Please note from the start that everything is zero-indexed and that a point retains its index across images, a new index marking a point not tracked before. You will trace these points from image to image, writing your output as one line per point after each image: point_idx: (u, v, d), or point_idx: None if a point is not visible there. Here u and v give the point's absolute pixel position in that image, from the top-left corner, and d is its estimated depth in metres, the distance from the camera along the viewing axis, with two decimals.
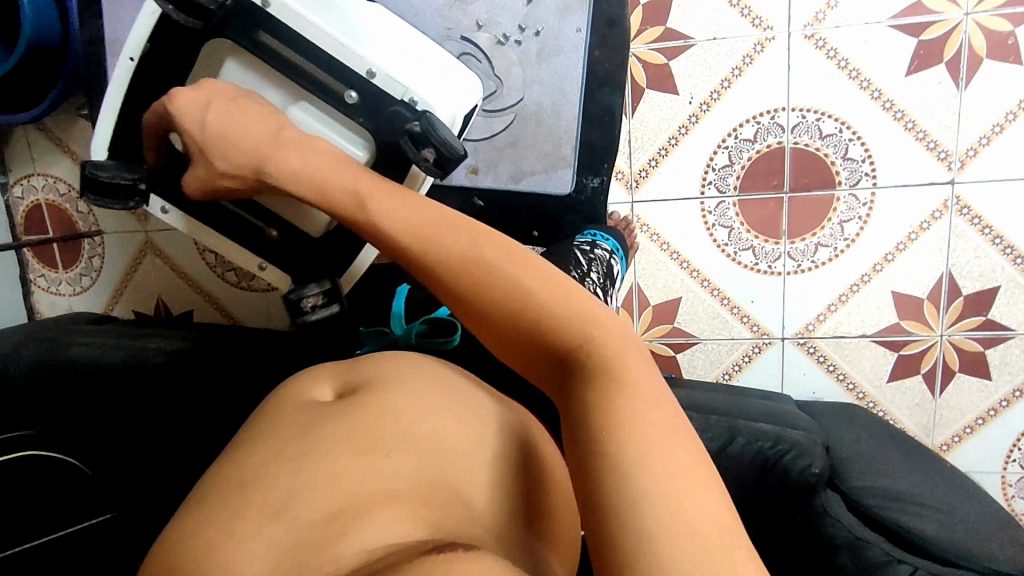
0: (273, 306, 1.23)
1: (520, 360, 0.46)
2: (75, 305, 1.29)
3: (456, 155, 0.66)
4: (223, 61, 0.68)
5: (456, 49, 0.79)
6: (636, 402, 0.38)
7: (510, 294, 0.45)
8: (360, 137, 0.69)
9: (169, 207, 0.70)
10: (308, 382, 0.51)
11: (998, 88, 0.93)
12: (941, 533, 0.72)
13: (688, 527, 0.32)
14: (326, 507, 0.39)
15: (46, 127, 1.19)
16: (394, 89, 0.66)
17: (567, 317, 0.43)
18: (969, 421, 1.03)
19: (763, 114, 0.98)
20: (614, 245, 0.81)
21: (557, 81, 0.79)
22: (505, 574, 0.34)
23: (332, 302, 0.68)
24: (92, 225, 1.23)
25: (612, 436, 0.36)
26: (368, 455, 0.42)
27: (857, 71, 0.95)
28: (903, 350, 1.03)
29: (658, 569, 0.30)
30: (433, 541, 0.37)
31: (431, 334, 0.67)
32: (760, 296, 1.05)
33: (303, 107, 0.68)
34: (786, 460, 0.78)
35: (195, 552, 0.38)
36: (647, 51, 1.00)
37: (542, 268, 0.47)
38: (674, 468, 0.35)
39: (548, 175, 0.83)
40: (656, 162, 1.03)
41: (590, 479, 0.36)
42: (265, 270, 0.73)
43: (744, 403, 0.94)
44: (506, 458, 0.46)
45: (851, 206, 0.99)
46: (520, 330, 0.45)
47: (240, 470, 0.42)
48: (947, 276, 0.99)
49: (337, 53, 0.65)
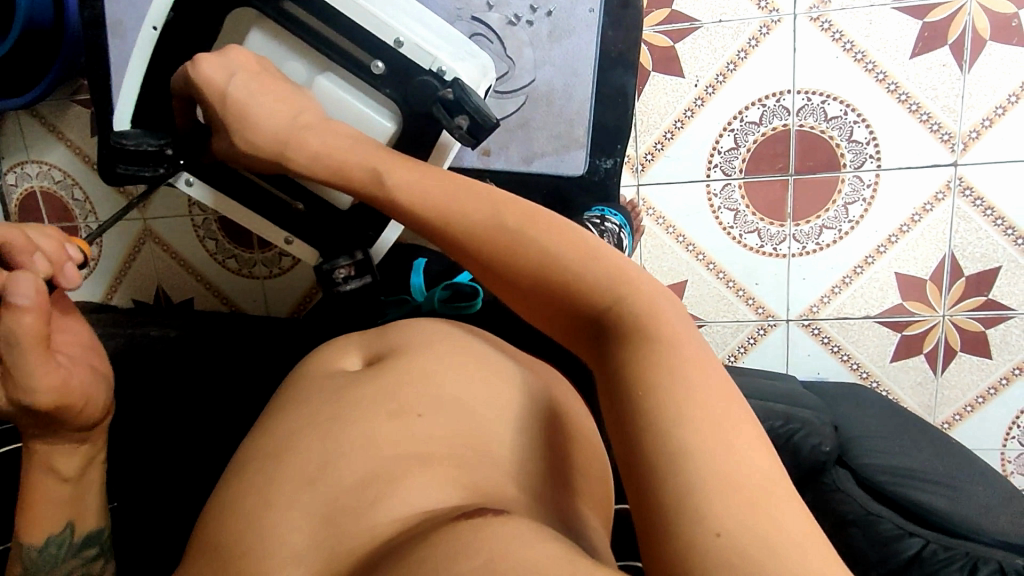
0: (274, 294, 1.22)
1: (551, 326, 0.46)
2: (73, 295, 1.27)
3: (490, 124, 0.66)
4: (248, 30, 0.67)
5: (468, 30, 0.79)
6: (672, 358, 0.38)
7: (539, 259, 0.45)
8: (387, 108, 0.68)
9: (195, 180, 0.69)
10: (334, 353, 0.50)
11: (1001, 71, 0.93)
12: (951, 508, 0.74)
13: (732, 480, 0.32)
14: (360, 477, 0.39)
15: (39, 113, 1.17)
16: (421, 57, 0.65)
17: (598, 278, 0.43)
18: (970, 400, 1.05)
19: (769, 96, 0.99)
20: (622, 221, 0.82)
21: (569, 62, 0.79)
22: (546, 538, 0.34)
23: (364, 274, 0.70)
24: (89, 213, 1.21)
25: (648, 394, 0.36)
26: (401, 418, 0.42)
27: (862, 53, 0.95)
28: (906, 331, 1.04)
29: (705, 521, 0.30)
30: (469, 506, 0.37)
31: (453, 300, 0.67)
32: (765, 278, 1.05)
33: (329, 77, 0.67)
34: (797, 437, 0.80)
35: (236, 530, 0.38)
36: (653, 34, 1.00)
37: (570, 230, 0.46)
38: (715, 422, 0.34)
39: (559, 157, 0.83)
40: (662, 146, 1.03)
41: (630, 438, 0.35)
42: (292, 245, 0.72)
43: (755, 382, 0.96)
44: (539, 420, 0.46)
45: (855, 187, 1.00)
46: (550, 296, 0.44)
47: (271, 444, 0.42)
48: (949, 257, 1.00)
49: (362, 21, 0.64)
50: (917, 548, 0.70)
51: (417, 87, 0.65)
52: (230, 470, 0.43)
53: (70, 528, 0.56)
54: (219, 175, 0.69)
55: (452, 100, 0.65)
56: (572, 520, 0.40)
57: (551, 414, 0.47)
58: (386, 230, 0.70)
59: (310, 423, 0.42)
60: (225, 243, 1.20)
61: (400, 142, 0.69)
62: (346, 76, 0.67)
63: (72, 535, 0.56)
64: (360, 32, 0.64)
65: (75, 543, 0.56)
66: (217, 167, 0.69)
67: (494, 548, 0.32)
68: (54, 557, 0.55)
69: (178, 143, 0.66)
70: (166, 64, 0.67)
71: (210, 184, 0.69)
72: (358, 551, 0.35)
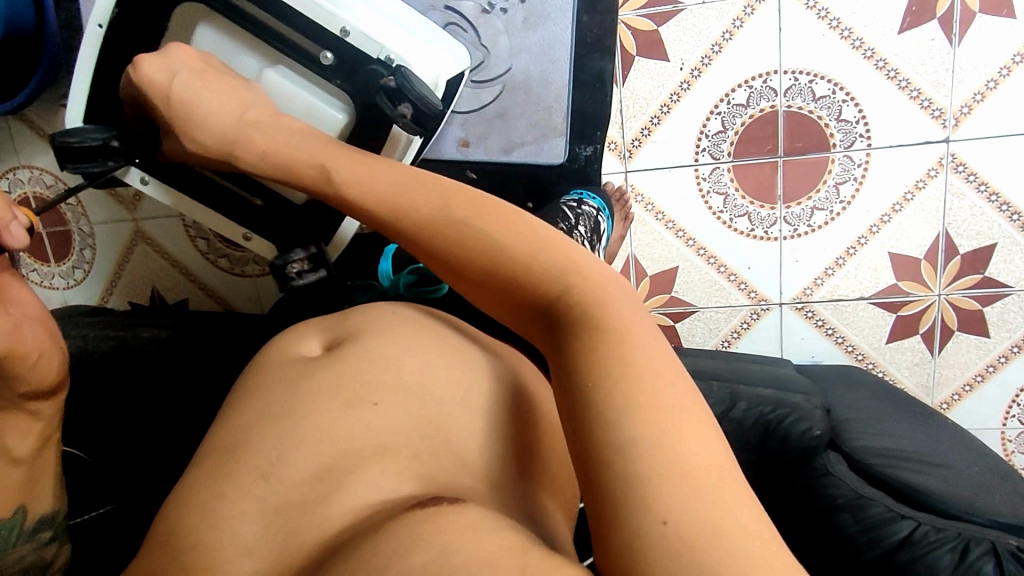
0: (267, 292, 1.22)
1: (508, 317, 0.45)
2: (69, 299, 1.28)
3: (435, 111, 0.65)
4: (196, 26, 0.67)
5: (442, 20, 0.78)
6: (625, 347, 0.37)
7: (490, 250, 0.44)
8: (338, 100, 0.67)
9: (149, 178, 0.70)
10: (296, 337, 0.50)
11: (992, 43, 0.91)
12: (943, 489, 0.73)
13: (680, 470, 0.32)
14: (314, 468, 0.39)
15: (28, 118, 1.18)
16: (367, 46, 0.64)
17: (552, 268, 0.42)
18: (969, 378, 1.03)
19: (755, 77, 0.97)
20: (601, 204, 0.79)
21: (545, 48, 0.78)
22: (497, 525, 0.34)
23: (319, 268, 0.68)
24: (82, 217, 1.22)
25: (601, 384, 0.36)
26: (362, 410, 0.41)
27: (848, 30, 0.94)
28: (901, 311, 1.03)
29: (650, 511, 0.31)
30: (423, 494, 0.37)
31: (420, 285, 0.66)
32: (757, 262, 1.04)
33: (280, 71, 0.67)
34: (787, 422, 0.81)
35: (189, 520, 0.38)
36: (635, 17, 0.98)
37: (525, 221, 0.46)
38: (667, 412, 0.35)
39: (539, 145, 0.83)
40: (649, 131, 1.01)
41: (582, 430, 0.35)
42: (251, 240, 0.73)
43: (744, 367, 0.95)
44: (499, 409, 0.46)
45: (846, 167, 0.98)
46: (505, 288, 0.44)
47: (232, 439, 0.42)
48: (944, 235, 0.99)
49: (319, 19, 0.63)
50: (909, 531, 0.69)
51: (367, 79, 0.65)
52: (191, 466, 0.43)
53: (21, 512, 0.55)
54: (174, 174, 0.69)
55: (395, 89, 0.64)
56: (534, 509, 0.40)
57: (516, 400, 0.46)
58: (344, 223, 0.70)
59: (270, 417, 0.42)
60: (217, 243, 1.20)
61: (370, 135, 0.68)
62: (301, 70, 0.67)
63: (24, 520, 0.55)
64: (327, 24, 0.63)
65: (26, 528, 0.56)
66: (173, 166, 0.69)
67: (445, 539, 0.32)
68: (6, 541, 0.54)
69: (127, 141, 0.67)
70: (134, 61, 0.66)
71: (164, 182, 0.70)
72: (314, 545, 0.35)
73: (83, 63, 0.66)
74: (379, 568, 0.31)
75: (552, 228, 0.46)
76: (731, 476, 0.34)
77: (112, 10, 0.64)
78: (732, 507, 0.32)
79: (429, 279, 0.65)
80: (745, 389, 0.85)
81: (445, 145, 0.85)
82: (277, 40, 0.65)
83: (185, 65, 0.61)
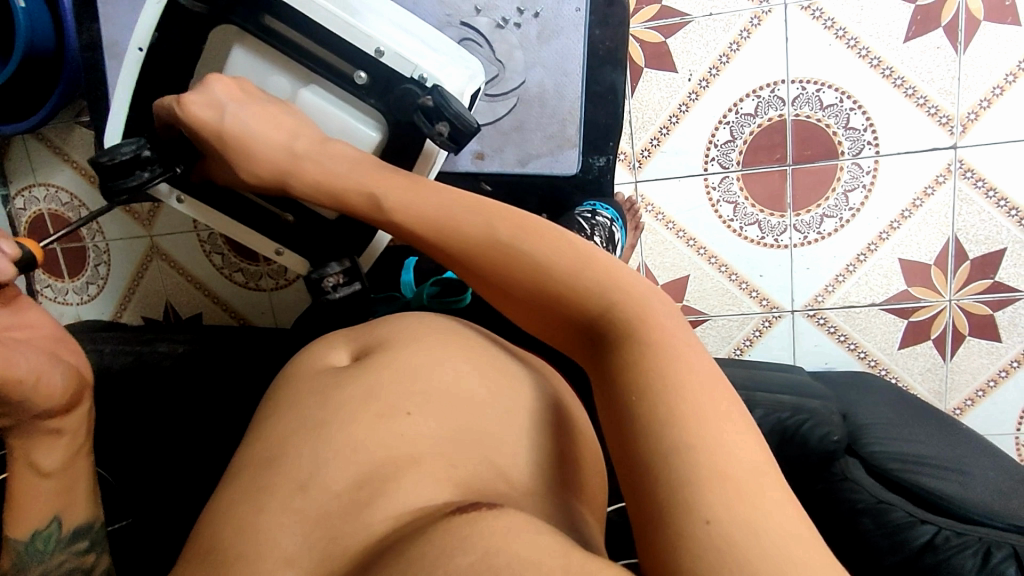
0: (280, 305, 1.23)
1: (550, 333, 0.46)
2: (83, 314, 1.29)
3: (471, 129, 0.66)
4: (230, 49, 0.68)
5: (457, 35, 0.79)
6: (666, 357, 0.38)
7: (530, 268, 0.45)
8: (372, 119, 0.69)
9: (184, 197, 0.71)
10: (325, 347, 0.51)
11: (997, 50, 0.92)
12: (962, 493, 0.73)
13: (721, 474, 0.33)
14: (353, 476, 0.40)
15: (44, 136, 1.19)
16: (402, 66, 0.66)
17: (592, 283, 0.43)
18: (981, 384, 1.04)
19: (763, 87, 0.98)
20: (613, 215, 0.82)
21: (559, 62, 0.79)
22: (536, 528, 0.34)
23: (354, 281, 0.70)
24: (96, 233, 1.23)
25: (643, 393, 0.37)
26: (396, 415, 0.42)
27: (855, 40, 0.95)
28: (912, 317, 1.03)
29: (693, 513, 0.32)
30: (461, 500, 0.38)
31: (442, 295, 0.67)
32: (768, 270, 1.05)
33: (314, 90, 0.68)
34: (804, 428, 0.81)
35: (235, 529, 0.39)
36: (643, 30, 1.00)
37: (565, 238, 0.46)
38: (709, 419, 0.35)
39: (554, 157, 0.84)
40: (659, 141, 1.03)
41: (628, 442, 0.36)
42: (282, 255, 0.74)
43: (762, 375, 0.96)
44: (529, 411, 0.46)
45: (854, 175, 0.99)
46: (546, 304, 0.45)
47: (268, 447, 0.43)
48: (954, 240, 0.99)
49: (346, 35, 0.65)
50: (929, 535, 0.69)
51: (400, 96, 0.66)
52: (228, 476, 0.44)
53: (56, 522, 0.56)
54: (206, 189, 0.71)
55: (433, 108, 0.65)
56: (566, 512, 0.41)
57: (541, 406, 0.47)
58: (376, 237, 0.71)
59: (306, 425, 0.43)
60: (231, 257, 1.22)
61: (390, 148, 0.70)
62: (331, 86, 0.68)
63: (59, 530, 0.56)
64: (352, 40, 0.65)
65: (62, 539, 0.57)
66: (206, 184, 0.71)
67: (488, 541, 0.32)
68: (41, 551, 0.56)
69: (164, 151, 0.67)
70: (159, 81, 0.68)
71: (198, 199, 0.72)
72: (356, 550, 0.36)
73: (123, 83, 0.68)
74: (422, 570, 0.32)
75: (591, 244, 0.47)
76: (774, 475, 0.34)
77: (152, 33, 0.66)
78: (771, 503, 0.32)
79: (452, 289, 0.66)
80: (762, 395, 0.86)
81: (460, 158, 0.86)
82: (306, 56, 0.67)
83: (229, 87, 0.62)
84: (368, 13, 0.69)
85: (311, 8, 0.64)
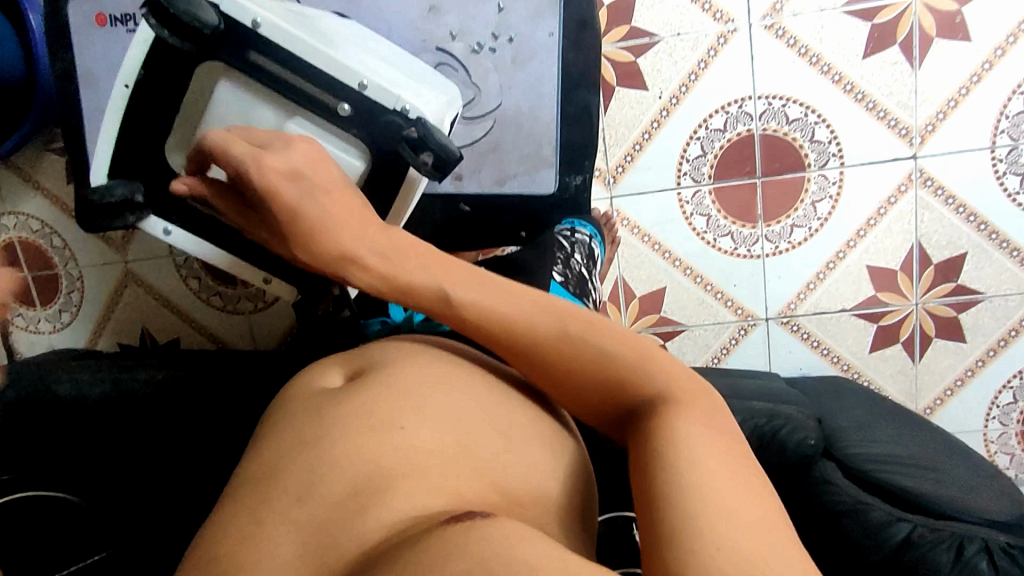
0: (259, 327, 1.23)
1: (584, 403, 0.50)
2: (57, 343, 1.26)
3: (454, 158, 0.68)
4: (215, 84, 0.67)
5: (432, 59, 0.77)
6: (691, 430, 0.42)
7: (573, 347, 0.49)
8: (356, 147, 0.69)
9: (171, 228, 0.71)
10: (318, 371, 0.52)
11: (952, 64, 0.96)
12: (936, 490, 0.76)
13: (726, 522, 0.36)
14: (344, 488, 0.40)
15: (14, 164, 1.18)
16: (385, 98, 0.65)
17: (630, 358, 0.48)
18: (949, 383, 1.07)
19: (731, 103, 1.02)
20: (592, 231, 0.87)
21: (535, 82, 0.78)
22: (528, 533, 0.35)
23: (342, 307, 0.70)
24: (69, 260, 1.22)
25: (667, 459, 0.40)
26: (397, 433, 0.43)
27: (816, 56, 0.99)
28: (881, 321, 1.07)
29: (705, 549, 0.35)
30: (453, 509, 0.39)
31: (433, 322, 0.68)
32: (742, 279, 1.08)
33: (299, 122, 0.68)
34: (782, 434, 0.81)
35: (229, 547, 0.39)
36: (615, 50, 1.02)
37: (625, 334, 0.50)
38: (722, 480, 0.39)
39: (532, 176, 0.81)
40: (632, 157, 1.05)
41: (647, 498, 0.40)
42: (270, 283, 0.75)
43: (738, 382, 0.98)
44: (517, 423, 0.47)
45: (821, 186, 1.03)
46: (585, 375, 0.49)
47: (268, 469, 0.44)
48: (917, 246, 1.03)
49: (329, 68, 0.64)
50: (907, 532, 0.72)
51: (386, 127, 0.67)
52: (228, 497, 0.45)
53: None
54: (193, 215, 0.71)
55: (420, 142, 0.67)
56: (558, 526, 0.42)
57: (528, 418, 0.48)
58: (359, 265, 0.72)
59: (298, 444, 0.44)
60: (208, 281, 1.21)
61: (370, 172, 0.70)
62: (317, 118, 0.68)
63: None
64: (335, 73, 0.64)
65: None
66: (199, 217, 0.71)
67: (483, 548, 0.33)
68: None
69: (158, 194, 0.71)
70: (146, 118, 0.68)
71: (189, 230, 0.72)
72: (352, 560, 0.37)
73: (110, 119, 0.67)
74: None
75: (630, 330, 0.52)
76: (785, 528, 0.38)
77: (137, 70, 0.65)
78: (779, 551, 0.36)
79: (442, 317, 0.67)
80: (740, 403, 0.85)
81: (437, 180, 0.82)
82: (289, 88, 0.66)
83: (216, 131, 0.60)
84: (348, 45, 0.69)
85: (292, 42, 0.63)
